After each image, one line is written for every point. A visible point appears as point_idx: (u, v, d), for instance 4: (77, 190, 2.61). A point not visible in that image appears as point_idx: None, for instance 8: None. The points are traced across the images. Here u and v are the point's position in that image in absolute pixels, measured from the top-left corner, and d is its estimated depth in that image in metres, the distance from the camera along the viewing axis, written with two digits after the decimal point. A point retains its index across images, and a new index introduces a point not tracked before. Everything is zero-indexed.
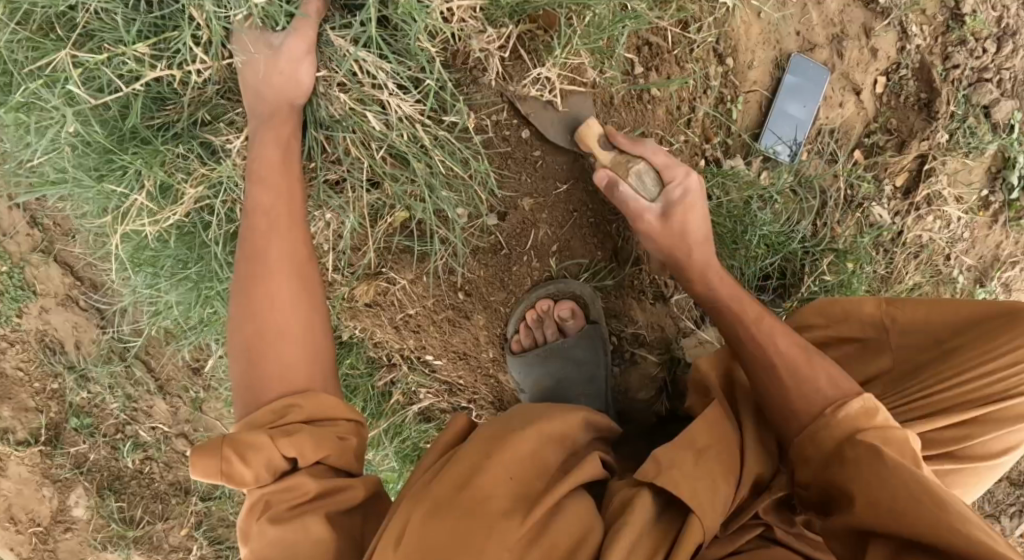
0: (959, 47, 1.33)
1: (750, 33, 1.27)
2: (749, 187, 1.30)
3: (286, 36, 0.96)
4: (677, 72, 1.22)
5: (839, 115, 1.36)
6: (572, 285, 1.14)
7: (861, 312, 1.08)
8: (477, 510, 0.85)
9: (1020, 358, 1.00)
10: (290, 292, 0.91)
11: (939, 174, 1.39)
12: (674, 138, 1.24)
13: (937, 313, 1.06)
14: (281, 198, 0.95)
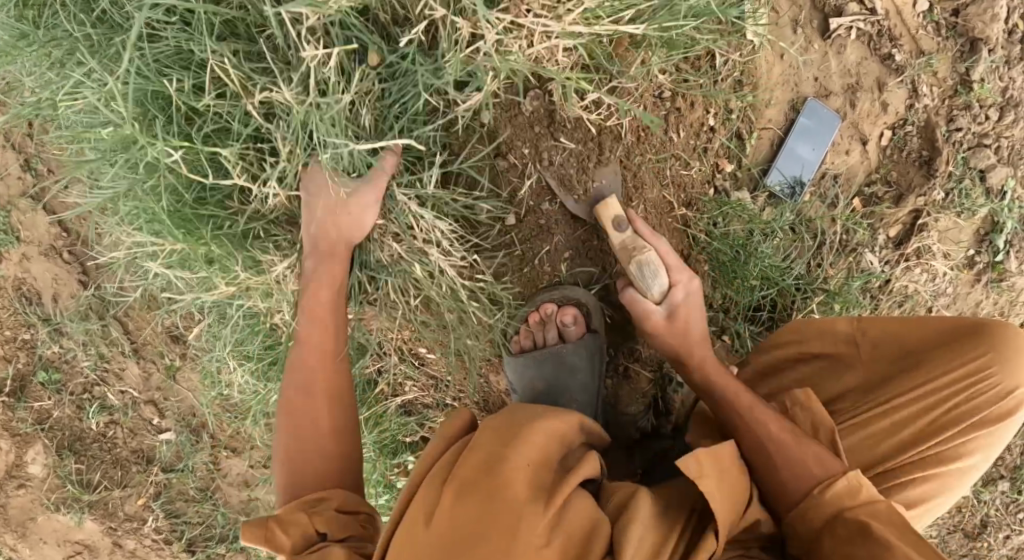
0: (964, 111, 1.38)
1: (771, 73, 1.32)
2: (751, 220, 1.34)
3: (362, 182, 1.12)
4: (700, 100, 1.27)
5: (844, 162, 1.40)
6: (577, 293, 1.18)
7: (837, 329, 1.20)
8: (494, 501, 0.90)
9: (976, 367, 1.14)
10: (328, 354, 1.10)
11: (931, 230, 1.44)
12: (691, 164, 1.29)
13: (900, 329, 1.19)
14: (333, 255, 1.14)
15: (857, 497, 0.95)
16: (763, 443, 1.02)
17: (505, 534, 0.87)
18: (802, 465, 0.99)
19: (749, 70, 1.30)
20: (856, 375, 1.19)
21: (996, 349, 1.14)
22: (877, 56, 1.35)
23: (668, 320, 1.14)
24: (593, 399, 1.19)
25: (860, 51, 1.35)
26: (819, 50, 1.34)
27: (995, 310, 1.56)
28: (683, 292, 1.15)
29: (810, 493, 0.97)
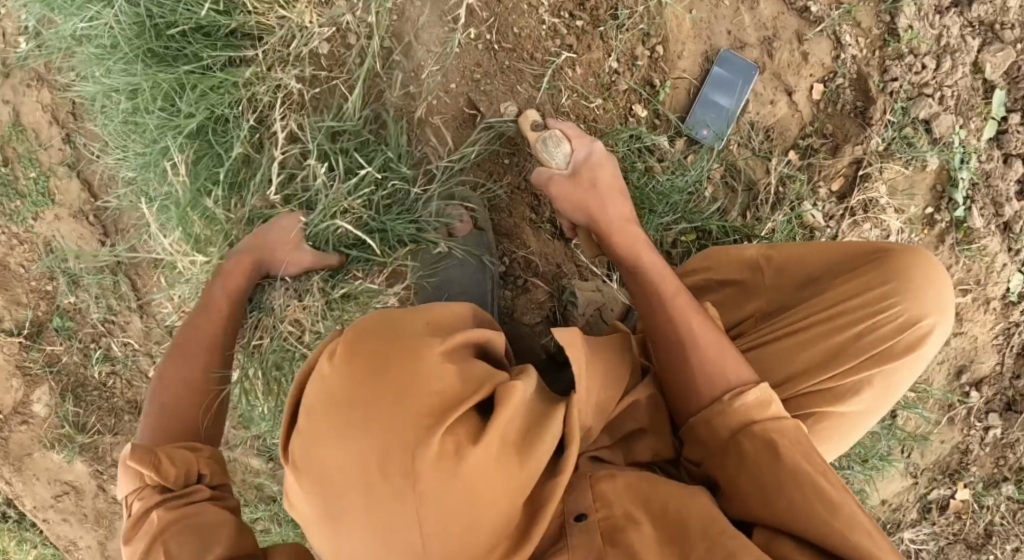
0: (897, 61, 1.40)
1: (680, 27, 1.37)
2: (671, 165, 1.39)
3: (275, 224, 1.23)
4: (599, 46, 1.33)
5: (771, 113, 1.42)
6: (461, 193, 1.28)
7: (741, 254, 1.11)
8: (407, 359, 0.87)
9: (882, 293, 1.00)
10: (195, 392, 1.06)
11: (875, 181, 1.43)
12: (592, 99, 1.34)
13: (809, 254, 1.08)
14: (279, 245, 1.22)
15: (768, 409, 0.96)
16: (697, 368, 1.00)
17: (408, 364, 0.87)
18: (718, 373, 0.99)
19: (657, 24, 1.35)
20: (752, 305, 1.10)
21: (899, 273, 1.01)
22: (794, 11, 1.40)
23: (572, 178, 1.19)
24: (484, 294, 1.26)
25: (776, 6, 1.39)
26: (731, 6, 1.38)
27: (970, 278, 1.51)
28: (585, 152, 1.21)
29: (719, 398, 0.98)
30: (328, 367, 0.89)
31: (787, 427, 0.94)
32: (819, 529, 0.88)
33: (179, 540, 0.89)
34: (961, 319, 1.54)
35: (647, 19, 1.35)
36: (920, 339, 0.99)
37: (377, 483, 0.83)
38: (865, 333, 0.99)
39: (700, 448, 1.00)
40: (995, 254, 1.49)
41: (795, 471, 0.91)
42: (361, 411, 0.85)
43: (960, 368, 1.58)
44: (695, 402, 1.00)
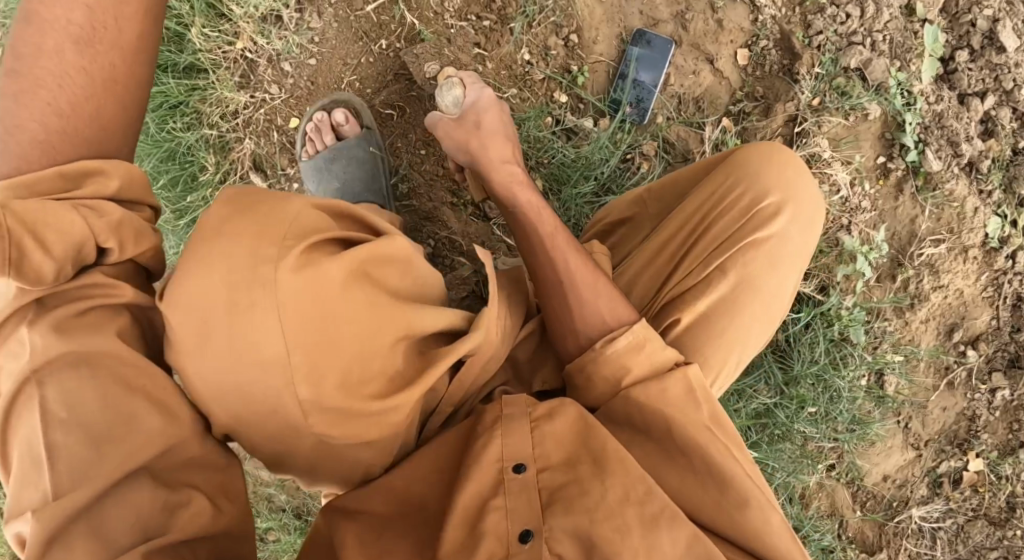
0: (818, 14, 1.40)
1: (592, 14, 1.42)
2: (598, 144, 1.42)
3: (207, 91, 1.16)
4: (507, 41, 1.40)
5: (695, 83, 1.43)
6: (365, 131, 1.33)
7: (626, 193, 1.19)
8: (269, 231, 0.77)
9: (732, 184, 1.06)
10: (91, 105, 0.82)
11: (814, 137, 1.41)
12: (507, 91, 1.42)
13: (677, 177, 1.16)
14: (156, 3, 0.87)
15: (641, 354, 0.98)
16: (571, 309, 1.02)
17: (272, 218, 0.77)
18: (590, 314, 1.01)
19: (567, 14, 1.41)
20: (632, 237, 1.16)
21: (735, 164, 1.07)
22: None
23: (459, 122, 1.20)
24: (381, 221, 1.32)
25: None
26: None
27: (940, 226, 1.43)
28: (472, 96, 1.22)
29: (594, 343, 1.00)
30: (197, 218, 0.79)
31: (696, 404, 0.95)
32: (716, 511, 0.92)
33: (69, 376, 0.71)
34: (940, 272, 1.44)
35: (557, 11, 1.40)
36: (775, 217, 1.03)
37: (218, 326, 0.74)
38: (714, 224, 1.04)
39: (593, 396, 1.01)
40: (964, 197, 1.42)
41: (702, 447, 0.93)
42: (208, 254, 0.75)
43: (951, 326, 1.47)
44: (574, 344, 1.02)
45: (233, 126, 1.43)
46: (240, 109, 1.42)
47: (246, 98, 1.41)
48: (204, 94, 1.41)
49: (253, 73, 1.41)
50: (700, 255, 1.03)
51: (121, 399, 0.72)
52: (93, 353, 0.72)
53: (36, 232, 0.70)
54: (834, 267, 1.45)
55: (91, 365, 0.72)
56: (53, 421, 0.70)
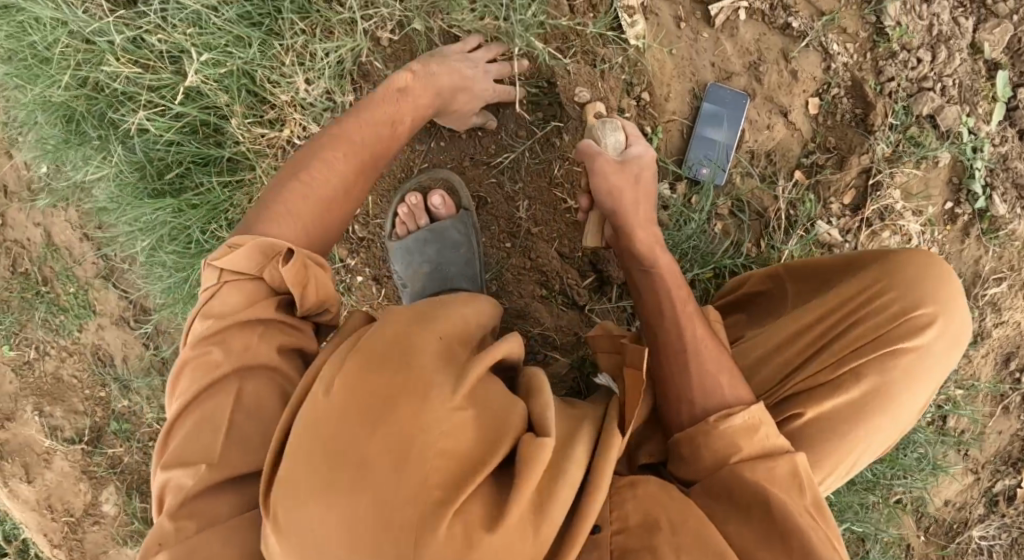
0: (891, 60, 1.36)
1: (663, 70, 1.36)
2: (676, 209, 1.38)
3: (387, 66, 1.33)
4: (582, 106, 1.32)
5: (769, 138, 1.40)
6: (440, 174, 1.25)
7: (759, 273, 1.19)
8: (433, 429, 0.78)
9: (885, 288, 1.05)
10: (343, 195, 1.03)
11: (887, 188, 1.39)
12: None
13: (817, 266, 1.14)
14: (410, 115, 1.14)
15: (755, 434, 0.92)
16: (694, 381, 0.97)
17: (409, 402, 0.78)
18: (711, 387, 0.97)
19: (638, 71, 1.34)
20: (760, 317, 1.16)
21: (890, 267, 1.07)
22: (776, 29, 1.37)
23: (619, 165, 1.12)
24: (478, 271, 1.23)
25: (756, 28, 1.37)
26: (710, 38, 1.37)
27: (1001, 265, 1.46)
28: (639, 148, 1.15)
29: (709, 416, 0.94)
30: (322, 395, 0.80)
31: (801, 485, 0.89)
32: None
33: (248, 381, 0.90)
34: (1002, 309, 1.48)
35: (627, 70, 1.33)
36: (925, 327, 1.03)
37: (367, 552, 0.73)
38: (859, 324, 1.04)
39: (695, 468, 0.94)
40: None
41: (798, 529, 0.85)
42: (351, 466, 0.75)
43: (1009, 357, 1.52)
44: (687, 412, 0.97)
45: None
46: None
47: None
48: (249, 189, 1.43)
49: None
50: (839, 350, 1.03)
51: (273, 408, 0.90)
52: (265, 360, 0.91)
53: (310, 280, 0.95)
54: None
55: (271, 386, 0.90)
56: (237, 407, 0.88)
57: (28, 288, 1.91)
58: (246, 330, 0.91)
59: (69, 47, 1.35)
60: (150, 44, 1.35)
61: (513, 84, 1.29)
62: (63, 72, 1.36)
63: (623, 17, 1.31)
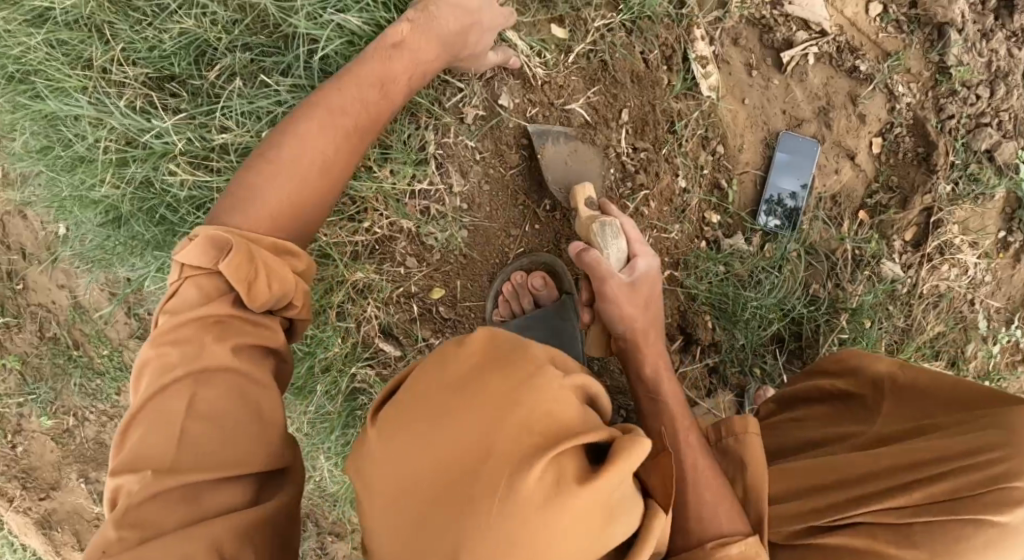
0: (951, 98, 1.40)
1: (736, 120, 1.39)
2: (750, 260, 1.41)
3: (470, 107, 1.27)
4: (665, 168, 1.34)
5: (837, 181, 1.44)
6: (543, 257, 1.27)
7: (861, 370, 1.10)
8: (527, 406, 0.75)
9: (981, 443, 0.92)
10: (325, 167, 0.96)
11: (947, 224, 1.43)
12: (669, 227, 1.36)
13: (930, 387, 1.02)
14: (405, 74, 1.06)
15: None
16: (691, 511, 0.97)
17: (513, 392, 0.75)
18: (707, 511, 0.97)
19: (713, 124, 1.37)
20: (846, 421, 1.09)
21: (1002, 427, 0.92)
22: (843, 72, 1.41)
23: (630, 286, 1.12)
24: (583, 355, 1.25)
25: (824, 72, 1.42)
26: (780, 84, 1.41)
27: None
28: (643, 264, 1.14)
29: (703, 542, 0.95)
30: (453, 354, 0.80)
31: None
32: None
33: (208, 387, 0.83)
34: None
35: (704, 121, 1.35)
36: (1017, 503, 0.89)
37: (427, 504, 0.73)
38: (938, 476, 0.93)
39: None
40: None
41: None
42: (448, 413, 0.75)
43: None
44: (681, 539, 0.98)
45: (352, 310, 1.29)
46: (364, 289, 1.29)
47: (380, 277, 1.28)
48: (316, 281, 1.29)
49: (385, 247, 1.28)
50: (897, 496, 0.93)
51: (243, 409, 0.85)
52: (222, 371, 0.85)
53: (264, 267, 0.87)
54: (962, 341, 1.49)
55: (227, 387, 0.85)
56: (188, 411, 0.82)
57: (59, 353, 1.80)
58: (205, 329, 0.85)
59: (112, 143, 1.23)
60: (210, 139, 1.23)
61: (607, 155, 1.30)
62: (106, 171, 1.24)
63: (697, 69, 1.34)
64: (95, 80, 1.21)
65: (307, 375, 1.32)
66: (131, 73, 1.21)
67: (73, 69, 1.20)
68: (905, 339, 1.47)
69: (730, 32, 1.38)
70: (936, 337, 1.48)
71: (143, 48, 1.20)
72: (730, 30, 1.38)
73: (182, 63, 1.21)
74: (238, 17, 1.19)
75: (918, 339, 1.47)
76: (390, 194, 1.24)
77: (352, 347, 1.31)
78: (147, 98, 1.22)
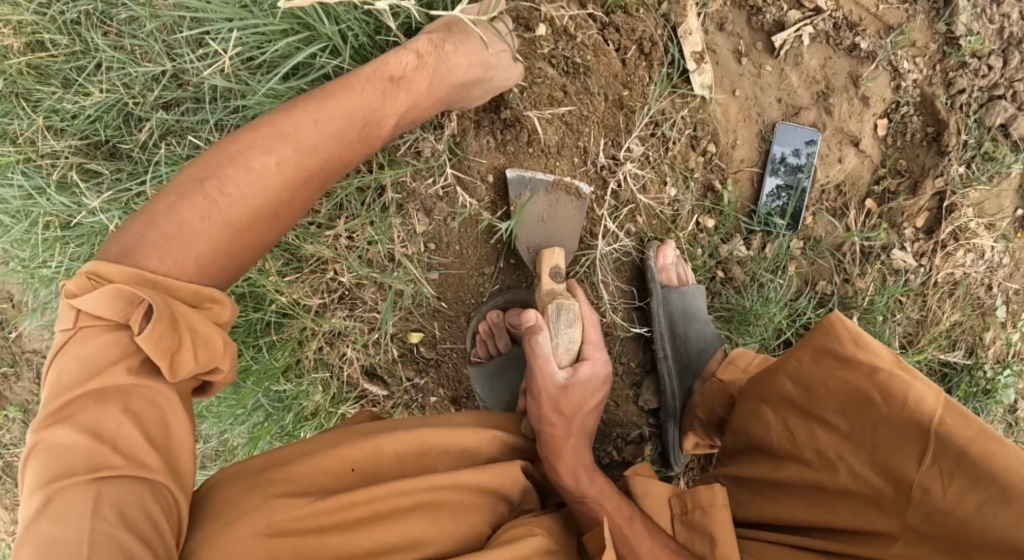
0: (961, 71, 1.28)
1: (728, 114, 1.25)
2: (752, 263, 1.31)
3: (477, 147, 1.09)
4: (657, 180, 1.22)
5: (841, 170, 1.32)
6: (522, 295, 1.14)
7: (840, 361, 0.84)
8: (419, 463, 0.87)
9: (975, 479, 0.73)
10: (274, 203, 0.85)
11: (961, 208, 1.33)
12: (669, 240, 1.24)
13: (898, 383, 0.79)
14: (375, 94, 0.93)
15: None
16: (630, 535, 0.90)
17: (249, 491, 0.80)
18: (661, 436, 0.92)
19: (702, 122, 1.23)
20: (807, 454, 0.87)
21: (992, 492, 0.73)
22: (842, 51, 1.27)
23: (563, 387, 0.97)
24: None
25: (821, 52, 1.27)
26: (773, 70, 1.26)
27: None
28: (590, 369, 1.00)
29: None
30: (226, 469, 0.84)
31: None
32: None
33: (74, 496, 0.69)
34: None
35: (692, 117, 1.22)
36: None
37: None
38: (919, 540, 0.78)
39: None
40: None
41: None
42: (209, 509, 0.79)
43: None
44: None
45: (329, 358, 1.22)
46: (339, 336, 1.21)
47: (352, 323, 1.18)
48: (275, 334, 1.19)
49: (350, 294, 1.17)
50: (870, 557, 0.80)
51: (164, 436, 0.75)
52: (162, 395, 0.75)
53: (185, 332, 0.74)
54: (981, 328, 1.40)
55: (154, 405, 0.75)
56: (54, 528, 0.68)
57: None
58: (68, 432, 0.71)
59: (52, 220, 1.20)
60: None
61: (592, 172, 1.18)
62: (53, 245, 1.21)
63: (689, 65, 1.19)
64: (23, 154, 1.17)
65: (293, 428, 1.24)
66: (59, 145, 1.17)
67: (1, 146, 1.16)
68: (920, 331, 1.39)
69: (714, 16, 1.23)
70: (953, 326, 1.39)
71: (67, 116, 1.16)
72: (715, 15, 1.23)
73: (111, 126, 1.17)
74: (158, 72, 1.14)
75: (933, 330, 1.39)
76: (348, 247, 1.13)
77: (335, 390, 1.24)
78: (82, 167, 1.18)
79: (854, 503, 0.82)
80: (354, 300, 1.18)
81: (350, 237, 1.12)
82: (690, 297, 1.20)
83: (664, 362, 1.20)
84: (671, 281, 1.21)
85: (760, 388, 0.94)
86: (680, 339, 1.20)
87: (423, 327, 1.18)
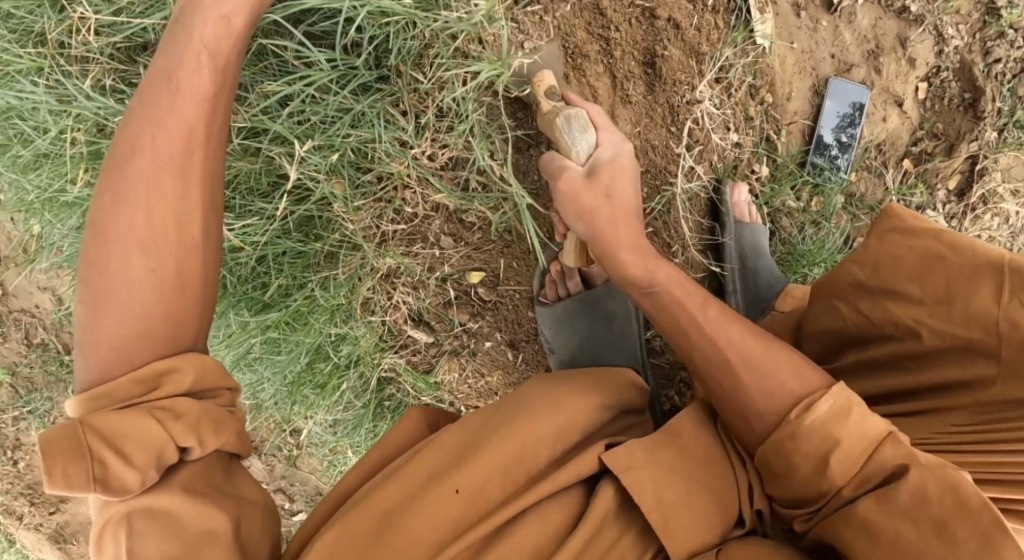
0: (999, 40, 1.32)
1: (785, 65, 1.27)
2: (800, 214, 1.33)
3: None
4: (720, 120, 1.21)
5: (884, 129, 1.35)
6: None
7: (917, 238, 0.85)
8: (475, 473, 0.81)
9: None
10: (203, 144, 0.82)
11: (992, 172, 1.37)
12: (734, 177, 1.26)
13: (966, 247, 0.81)
14: None
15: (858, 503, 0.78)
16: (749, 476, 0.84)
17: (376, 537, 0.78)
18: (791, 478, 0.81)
19: (762, 71, 1.24)
20: (887, 329, 0.88)
21: None
22: (892, 12, 1.30)
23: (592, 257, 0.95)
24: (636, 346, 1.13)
25: (873, 12, 1.30)
26: (829, 26, 1.29)
27: None
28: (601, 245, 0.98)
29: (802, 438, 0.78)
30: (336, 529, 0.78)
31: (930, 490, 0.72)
32: None
33: None
34: None
35: (754, 64, 1.22)
36: None
37: None
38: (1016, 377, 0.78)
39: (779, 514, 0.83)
40: None
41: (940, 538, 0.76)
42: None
43: None
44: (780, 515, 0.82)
45: (378, 299, 1.18)
46: (391, 275, 1.17)
47: (410, 260, 1.15)
48: (329, 266, 1.15)
49: (417, 226, 1.14)
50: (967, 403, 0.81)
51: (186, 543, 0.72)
52: (164, 504, 0.73)
53: (107, 448, 0.71)
54: None
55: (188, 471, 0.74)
56: None
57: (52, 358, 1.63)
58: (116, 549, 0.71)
59: (80, 132, 1.11)
60: None
61: (668, 111, 1.17)
62: (78, 165, 1.13)
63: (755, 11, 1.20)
64: (50, 58, 1.08)
65: (336, 372, 1.22)
66: (96, 47, 1.07)
67: (24, 48, 1.07)
68: None
69: None
70: None
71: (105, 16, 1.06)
72: None
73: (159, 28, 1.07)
74: None
75: None
76: (425, 171, 1.09)
77: (381, 335, 1.21)
78: (119, 75, 1.10)
79: (943, 360, 0.83)
80: (421, 237, 1.15)
81: (431, 158, 1.09)
82: (758, 235, 1.24)
83: (732, 296, 1.23)
84: (742, 218, 1.24)
85: (826, 289, 0.95)
86: (749, 274, 1.23)
87: (485, 264, 1.16)
